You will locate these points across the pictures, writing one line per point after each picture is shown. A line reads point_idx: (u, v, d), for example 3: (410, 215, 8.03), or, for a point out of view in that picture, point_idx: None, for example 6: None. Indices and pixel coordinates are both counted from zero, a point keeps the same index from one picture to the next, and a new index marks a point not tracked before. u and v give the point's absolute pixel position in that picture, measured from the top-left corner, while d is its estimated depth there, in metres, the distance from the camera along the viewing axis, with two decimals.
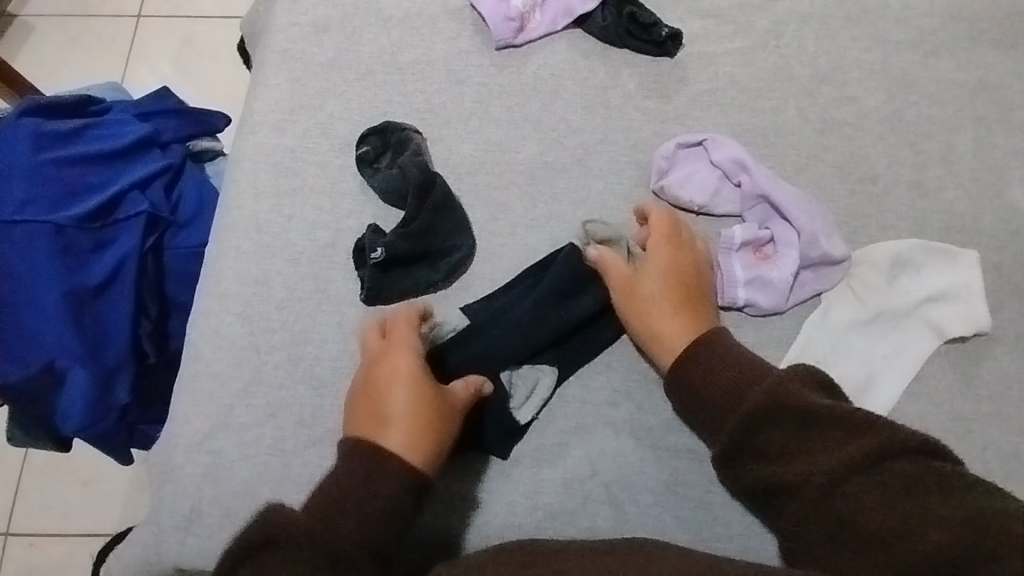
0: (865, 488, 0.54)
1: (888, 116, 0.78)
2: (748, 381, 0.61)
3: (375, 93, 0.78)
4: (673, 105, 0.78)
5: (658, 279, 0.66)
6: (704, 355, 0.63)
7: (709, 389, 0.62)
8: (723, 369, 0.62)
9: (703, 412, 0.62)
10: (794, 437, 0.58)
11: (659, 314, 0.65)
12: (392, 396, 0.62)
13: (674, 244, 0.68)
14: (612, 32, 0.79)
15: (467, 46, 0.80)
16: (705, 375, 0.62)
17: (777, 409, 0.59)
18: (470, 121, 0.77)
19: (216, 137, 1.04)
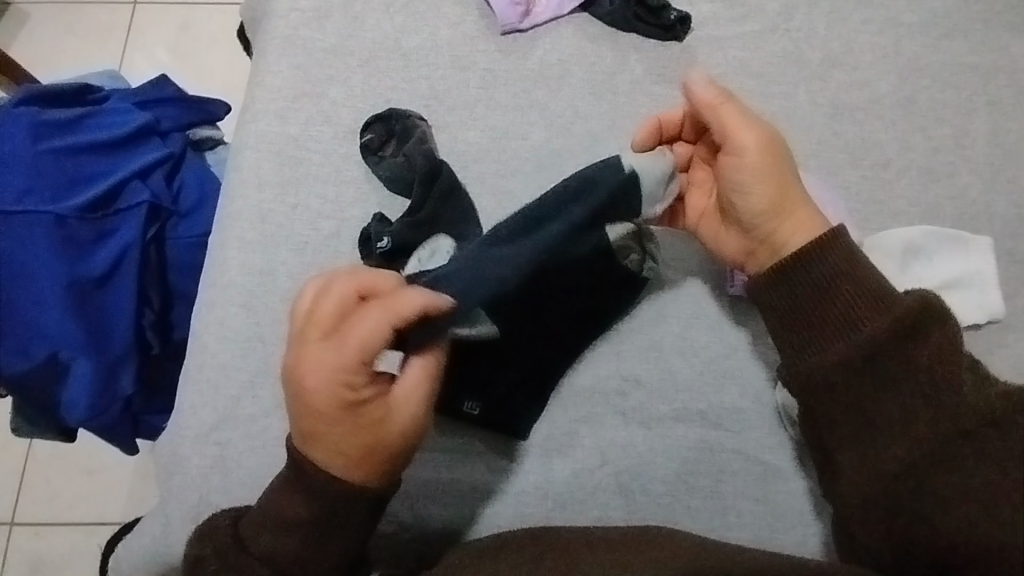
0: (957, 445, 0.50)
1: (900, 100, 0.76)
2: (866, 310, 0.55)
3: (379, 80, 0.77)
4: (681, 90, 0.76)
5: (740, 195, 0.61)
6: (814, 280, 0.57)
7: (816, 306, 0.56)
8: (805, 275, 0.57)
9: (796, 324, 0.57)
10: (912, 373, 0.52)
11: (757, 222, 0.61)
12: (317, 382, 0.51)
13: (744, 144, 0.61)
14: (619, 16, 0.78)
15: (471, 31, 0.79)
16: (806, 296, 0.57)
17: (897, 342, 0.53)
18: (475, 108, 0.76)
19: (216, 125, 1.03)
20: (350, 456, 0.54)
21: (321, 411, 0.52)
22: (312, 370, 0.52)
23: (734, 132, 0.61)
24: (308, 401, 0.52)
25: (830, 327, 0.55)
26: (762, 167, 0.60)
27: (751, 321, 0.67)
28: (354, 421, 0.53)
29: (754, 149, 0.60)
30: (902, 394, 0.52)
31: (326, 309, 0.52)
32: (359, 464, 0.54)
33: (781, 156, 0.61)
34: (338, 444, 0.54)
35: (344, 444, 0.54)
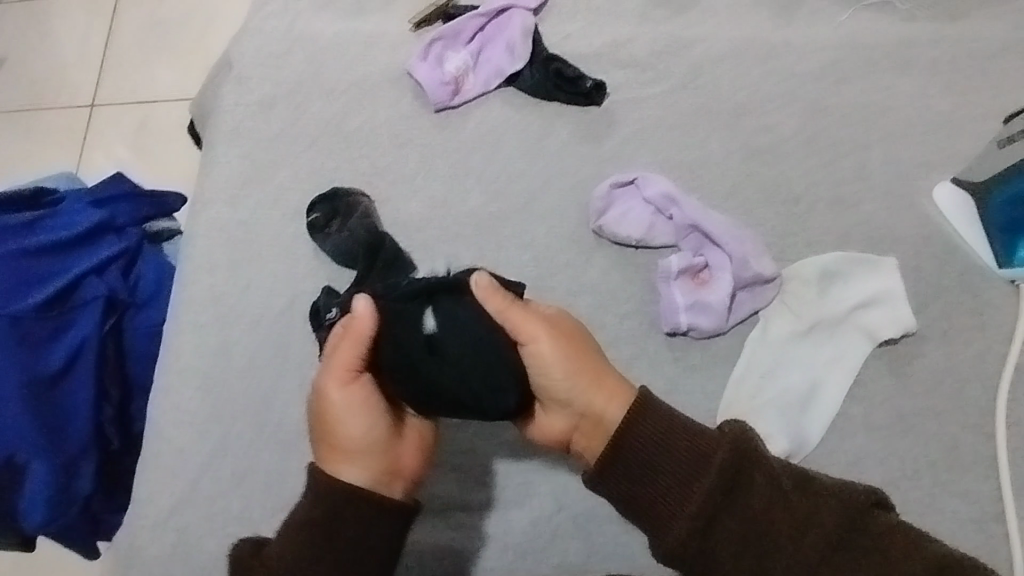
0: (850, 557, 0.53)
1: (803, 141, 0.84)
2: (705, 450, 0.57)
3: (322, 162, 0.82)
4: (605, 149, 0.83)
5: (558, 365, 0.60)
6: (650, 427, 0.59)
7: (673, 459, 0.57)
8: (671, 439, 0.58)
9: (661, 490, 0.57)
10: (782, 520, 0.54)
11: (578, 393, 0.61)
12: (341, 412, 0.60)
13: (542, 322, 0.61)
14: (541, 87, 0.85)
15: (407, 110, 0.85)
16: (657, 435, 0.58)
17: (742, 485, 0.55)
18: (415, 180, 0.81)
19: (173, 217, 1.04)
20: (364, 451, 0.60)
21: (351, 435, 0.60)
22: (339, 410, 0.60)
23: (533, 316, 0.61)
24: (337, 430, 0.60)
25: (689, 482, 0.57)
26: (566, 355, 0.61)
27: (685, 356, 0.72)
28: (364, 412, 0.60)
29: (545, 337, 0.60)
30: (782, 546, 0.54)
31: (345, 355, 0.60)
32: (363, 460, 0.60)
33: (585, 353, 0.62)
34: (381, 434, 0.60)
35: (363, 449, 0.60)
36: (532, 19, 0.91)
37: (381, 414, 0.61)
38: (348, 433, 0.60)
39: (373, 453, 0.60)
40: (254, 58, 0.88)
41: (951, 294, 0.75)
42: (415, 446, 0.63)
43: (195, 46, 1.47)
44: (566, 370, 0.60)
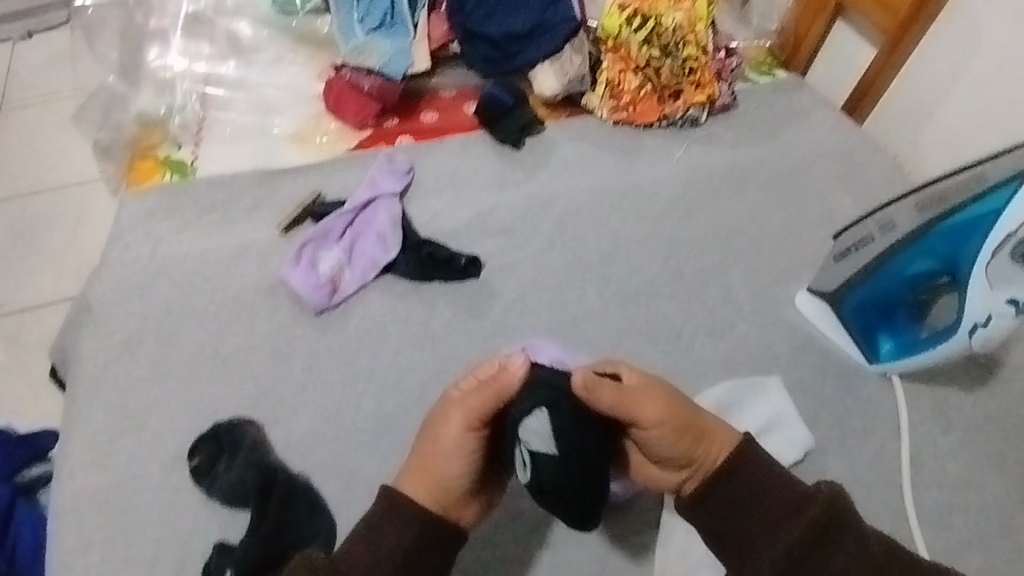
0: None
1: (671, 276, 0.90)
2: (799, 507, 0.62)
3: (200, 393, 0.78)
4: (491, 321, 0.85)
5: (661, 434, 0.65)
6: (745, 473, 0.65)
7: (764, 506, 0.63)
8: (760, 493, 0.64)
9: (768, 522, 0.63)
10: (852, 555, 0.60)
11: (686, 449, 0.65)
12: (447, 454, 0.66)
13: (645, 394, 0.65)
14: (417, 271, 0.87)
15: (286, 319, 0.84)
16: (754, 485, 0.64)
17: (819, 542, 0.61)
18: (303, 393, 0.78)
19: (49, 458, 0.98)
20: (448, 493, 0.66)
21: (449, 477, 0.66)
22: (445, 453, 0.66)
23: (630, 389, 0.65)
24: (430, 468, 0.66)
25: (774, 539, 0.62)
26: (676, 420, 0.65)
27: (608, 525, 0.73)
28: (468, 458, 0.66)
29: (654, 400, 0.65)
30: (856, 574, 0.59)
31: (475, 404, 0.65)
32: (445, 497, 0.66)
33: (690, 414, 0.66)
34: (481, 473, 0.67)
35: (447, 496, 0.66)
36: (399, 204, 0.95)
37: (481, 465, 0.67)
38: (440, 474, 0.66)
39: (452, 495, 0.66)
40: (114, 294, 0.85)
41: (836, 399, 0.80)
42: (483, 497, 0.69)
43: (71, 247, 1.30)
44: (673, 430, 0.64)
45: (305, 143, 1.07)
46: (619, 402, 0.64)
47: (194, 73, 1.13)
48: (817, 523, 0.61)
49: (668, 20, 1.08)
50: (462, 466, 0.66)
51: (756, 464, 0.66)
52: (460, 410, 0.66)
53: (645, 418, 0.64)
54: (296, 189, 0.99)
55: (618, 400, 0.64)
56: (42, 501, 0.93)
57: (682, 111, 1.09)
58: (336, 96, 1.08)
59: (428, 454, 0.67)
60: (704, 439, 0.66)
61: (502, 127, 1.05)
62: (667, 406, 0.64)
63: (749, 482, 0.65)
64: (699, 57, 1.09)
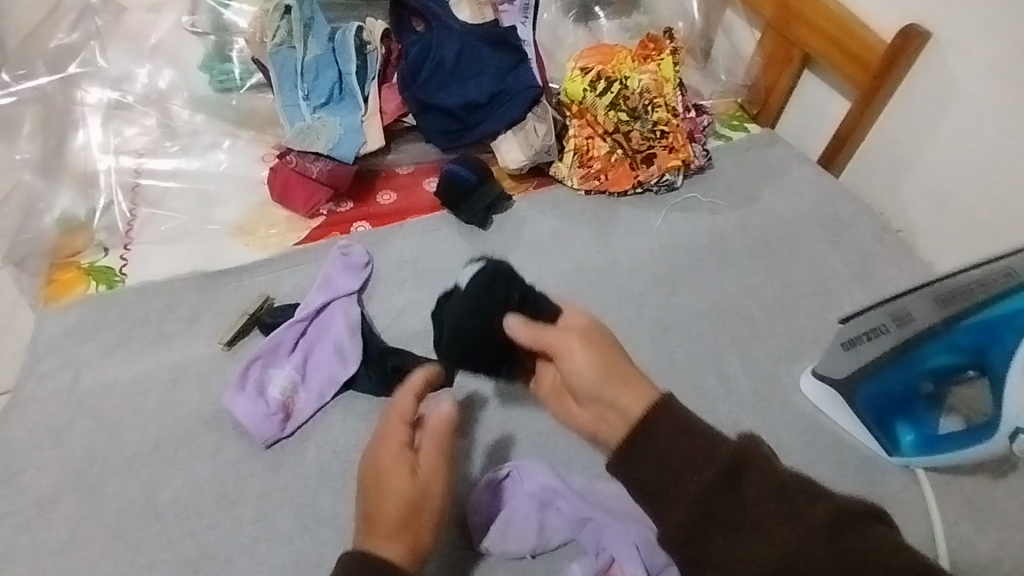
0: (800, 534, 0.47)
1: (662, 368, 0.83)
2: (707, 453, 0.51)
3: (131, 561, 0.66)
4: (469, 438, 0.76)
5: (578, 352, 0.60)
6: (667, 428, 0.53)
7: (671, 453, 0.52)
8: (675, 446, 0.53)
9: (678, 479, 0.52)
10: (762, 495, 0.49)
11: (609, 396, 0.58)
12: (395, 492, 0.57)
13: (574, 335, 0.61)
14: (383, 387, 0.77)
15: (232, 455, 0.73)
16: (674, 442, 0.53)
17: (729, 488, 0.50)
18: (255, 549, 0.68)
19: None
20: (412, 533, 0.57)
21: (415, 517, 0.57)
22: (392, 481, 0.57)
23: (573, 328, 0.62)
24: (379, 514, 0.57)
25: (689, 471, 0.51)
26: (614, 374, 0.59)
27: None
28: (420, 483, 0.58)
29: (587, 356, 0.60)
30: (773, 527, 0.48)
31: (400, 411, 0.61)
32: (412, 536, 0.56)
33: (608, 346, 0.61)
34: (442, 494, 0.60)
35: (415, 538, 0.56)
36: (357, 305, 0.85)
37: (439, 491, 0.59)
38: (398, 517, 0.56)
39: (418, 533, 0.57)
40: (24, 441, 0.73)
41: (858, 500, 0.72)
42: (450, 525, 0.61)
43: None
44: (600, 371, 0.59)
45: (249, 236, 0.97)
46: (557, 351, 0.62)
47: (122, 166, 1.03)
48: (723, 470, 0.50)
49: (634, 83, 1.03)
50: (419, 502, 0.57)
51: (671, 419, 0.54)
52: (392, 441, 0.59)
53: (575, 366, 0.60)
54: (240, 293, 0.88)
55: (554, 347, 0.62)
56: None
57: (657, 176, 1.03)
58: (283, 183, 0.99)
59: (372, 495, 0.57)
60: (621, 391, 0.58)
61: (466, 209, 0.96)
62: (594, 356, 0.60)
63: (659, 436, 0.53)
64: (669, 119, 1.03)
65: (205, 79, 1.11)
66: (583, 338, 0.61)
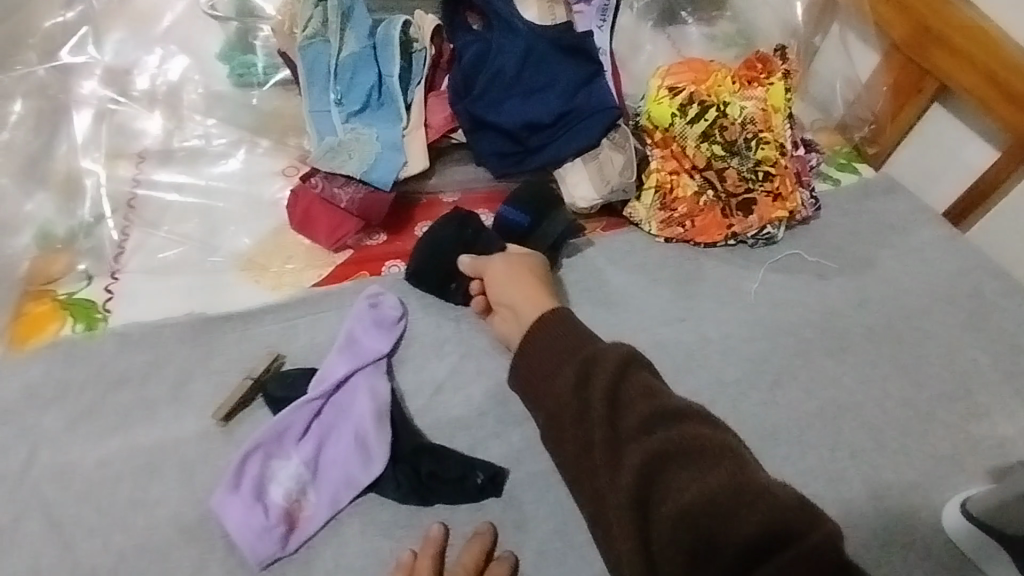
0: (687, 475, 0.51)
1: None
2: (650, 398, 0.57)
3: None
4: (520, 573, 0.59)
5: (515, 288, 0.70)
6: (628, 388, 0.58)
7: (624, 408, 0.57)
8: (615, 393, 0.57)
9: (566, 413, 0.59)
10: (666, 463, 0.53)
11: (515, 301, 0.69)
12: None
13: (506, 260, 0.72)
14: (415, 494, 0.61)
15: (220, 575, 0.58)
16: (623, 398, 0.57)
17: (657, 425, 0.55)
18: None
19: None
20: None
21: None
22: None
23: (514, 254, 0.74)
24: None
25: (614, 422, 0.56)
26: (533, 270, 0.72)
27: None
28: None
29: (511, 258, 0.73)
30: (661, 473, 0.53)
31: (424, 573, 0.56)
32: None
33: (532, 271, 0.72)
34: None
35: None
36: (386, 376, 0.69)
37: None
38: None
39: None
40: None
41: None
42: None
43: None
44: (524, 292, 0.70)
45: (261, 272, 0.80)
46: (481, 270, 0.73)
47: (119, 174, 0.87)
48: (653, 420, 0.55)
49: (734, 111, 0.84)
50: None
51: (638, 382, 0.58)
52: None
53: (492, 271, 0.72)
54: (245, 348, 0.72)
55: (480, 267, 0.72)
56: None
57: (756, 228, 0.84)
58: (304, 210, 0.82)
59: None
60: (533, 293, 0.70)
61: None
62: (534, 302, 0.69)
63: (619, 391, 0.57)
64: (777, 158, 0.85)
65: (224, 71, 0.95)
66: (507, 260, 0.72)
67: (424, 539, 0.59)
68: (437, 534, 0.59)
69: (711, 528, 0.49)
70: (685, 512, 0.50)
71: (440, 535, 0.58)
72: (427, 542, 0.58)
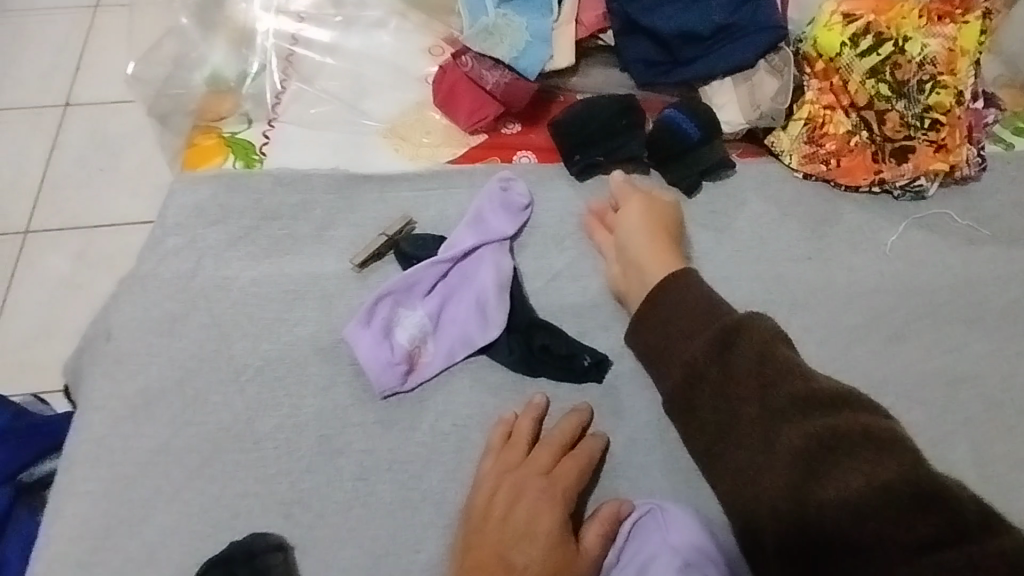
0: (852, 472, 0.50)
1: None
2: (802, 382, 0.55)
3: (221, 487, 0.60)
4: (610, 453, 0.63)
5: (635, 209, 0.72)
6: (762, 357, 0.56)
7: (768, 389, 0.55)
8: (756, 366, 0.56)
9: (699, 380, 0.58)
10: (822, 448, 0.51)
11: (643, 258, 0.68)
12: (513, 532, 0.54)
13: (639, 197, 0.74)
14: (524, 362, 0.66)
15: (345, 396, 0.65)
16: (762, 374, 0.56)
17: (816, 412, 0.53)
18: (350, 511, 0.60)
19: (57, 454, 0.84)
20: None
21: (519, 566, 0.53)
22: (510, 522, 0.55)
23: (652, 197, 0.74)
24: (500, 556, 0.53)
25: (765, 402, 0.55)
26: (662, 217, 0.72)
27: None
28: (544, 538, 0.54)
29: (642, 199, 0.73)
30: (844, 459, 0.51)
31: (522, 433, 0.61)
32: None
33: (672, 222, 0.73)
34: (567, 551, 0.54)
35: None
36: (509, 255, 0.72)
37: (563, 545, 0.54)
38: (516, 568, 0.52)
39: None
40: (140, 320, 0.68)
41: None
42: None
43: (138, 175, 1.14)
44: (648, 235, 0.70)
45: (401, 142, 0.85)
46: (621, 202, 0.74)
47: (281, 30, 0.92)
48: (804, 406, 0.53)
49: (914, 49, 0.77)
50: (540, 557, 0.53)
51: (765, 344, 0.57)
52: (508, 461, 0.59)
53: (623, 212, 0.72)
54: (380, 208, 0.77)
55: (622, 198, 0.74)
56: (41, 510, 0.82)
57: (908, 178, 0.79)
58: (449, 88, 0.85)
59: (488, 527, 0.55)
60: (666, 254, 0.69)
61: (680, 168, 0.80)
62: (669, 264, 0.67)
63: (756, 365, 0.56)
64: (950, 106, 0.78)
65: None
66: (643, 203, 0.73)
67: (524, 405, 0.63)
68: (539, 404, 0.63)
69: (871, 528, 0.48)
70: (852, 504, 0.48)
71: (541, 404, 0.63)
72: (528, 407, 0.63)
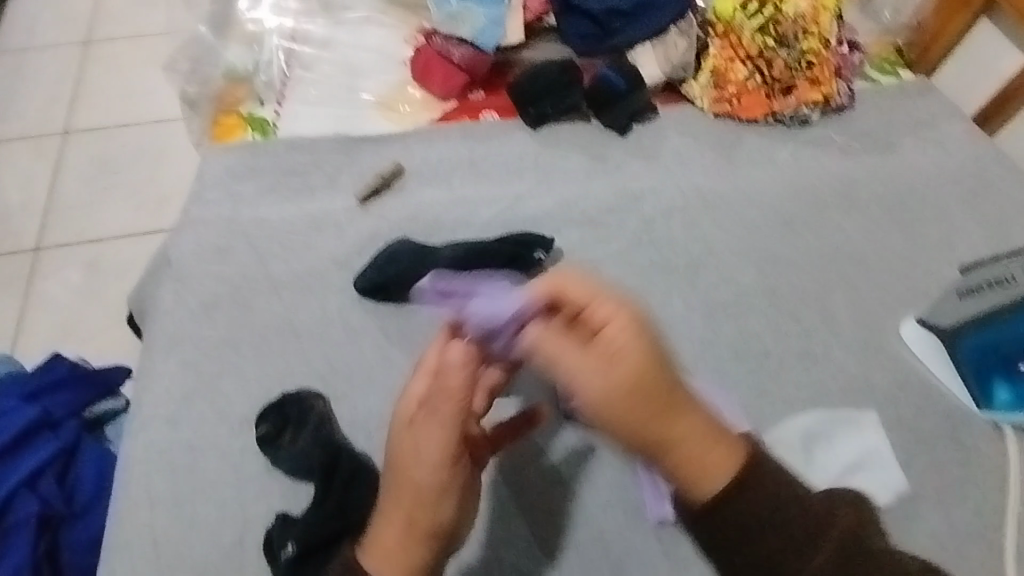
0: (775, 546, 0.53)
1: (765, 292, 0.86)
2: (717, 441, 0.54)
3: (270, 363, 0.78)
4: None
5: (593, 350, 0.54)
6: (682, 410, 0.54)
7: (717, 468, 0.54)
8: (671, 430, 0.53)
9: (738, 518, 0.54)
10: (757, 507, 0.54)
11: (612, 373, 0.53)
12: (411, 464, 0.59)
13: (611, 322, 0.55)
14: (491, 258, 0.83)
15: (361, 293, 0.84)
16: (680, 433, 0.53)
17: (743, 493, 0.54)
18: (372, 371, 0.78)
19: (117, 395, 1.03)
20: (419, 516, 0.59)
21: (417, 496, 0.59)
22: (409, 455, 0.60)
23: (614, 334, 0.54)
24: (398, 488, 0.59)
25: (706, 470, 0.54)
26: (622, 333, 0.54)
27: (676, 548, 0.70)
28: (433, 467, 0.59)
29: (627, 333, 0.54)
30: (751, 536, 0.54)
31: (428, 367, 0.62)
32: (420, 521, 0.59)
33: (646, 360, 0.54)
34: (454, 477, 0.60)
35: (418, 516, 0.59)
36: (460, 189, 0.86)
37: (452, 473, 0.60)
38: (410, 498, 0.59)
39: (427, 513, 0.59)
40: (194, 251, 0.86)
41: (938, 445, 0.75)
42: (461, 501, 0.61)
43: (149, 186, 1.34)
44: (626, 376, 0.53)
45: (389, 111, 1.04)
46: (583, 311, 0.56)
47: (283, 28, 1.11)
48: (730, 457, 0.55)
49: (789, 7, 0.99)
50: (430, 485, 0.59)
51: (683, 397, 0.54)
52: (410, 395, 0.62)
53: (592, 347, 0.54)
54: (376, 159, 0.96)
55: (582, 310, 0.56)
56: (107, 439, 0.99)
57: (793, 109, 1.01)
58: (424, 64, 1.04)
59: (393, 457, 0.60)
60: (668, 422, 0.53)
61: (613, 113, 1.00)
62: (602, 382, 0.53)
63: (670, 433, 0.54)
64: (819, 50, 1.00)
65: None
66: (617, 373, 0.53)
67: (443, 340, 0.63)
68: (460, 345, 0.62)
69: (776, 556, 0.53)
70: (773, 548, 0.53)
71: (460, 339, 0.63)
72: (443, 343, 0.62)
